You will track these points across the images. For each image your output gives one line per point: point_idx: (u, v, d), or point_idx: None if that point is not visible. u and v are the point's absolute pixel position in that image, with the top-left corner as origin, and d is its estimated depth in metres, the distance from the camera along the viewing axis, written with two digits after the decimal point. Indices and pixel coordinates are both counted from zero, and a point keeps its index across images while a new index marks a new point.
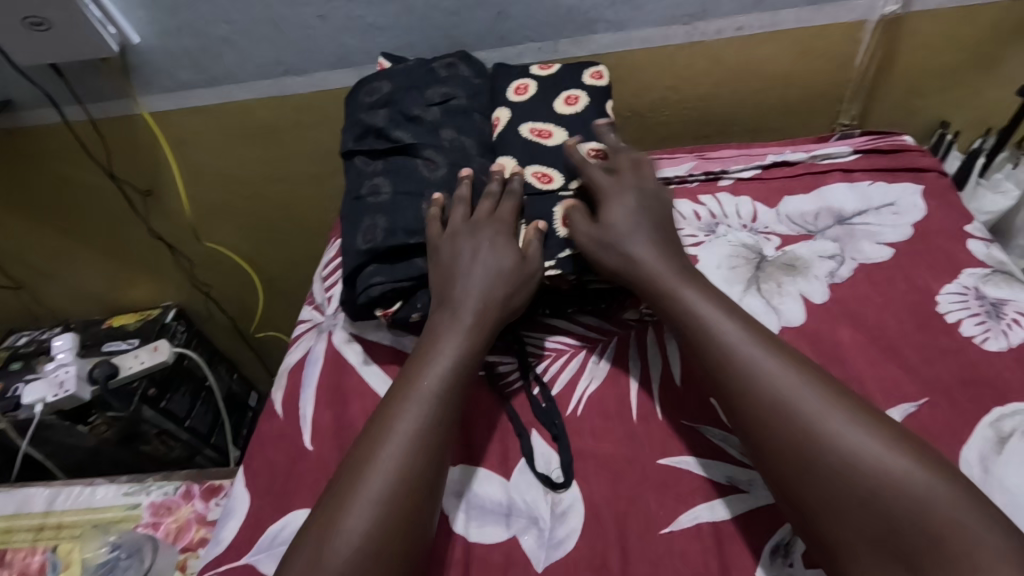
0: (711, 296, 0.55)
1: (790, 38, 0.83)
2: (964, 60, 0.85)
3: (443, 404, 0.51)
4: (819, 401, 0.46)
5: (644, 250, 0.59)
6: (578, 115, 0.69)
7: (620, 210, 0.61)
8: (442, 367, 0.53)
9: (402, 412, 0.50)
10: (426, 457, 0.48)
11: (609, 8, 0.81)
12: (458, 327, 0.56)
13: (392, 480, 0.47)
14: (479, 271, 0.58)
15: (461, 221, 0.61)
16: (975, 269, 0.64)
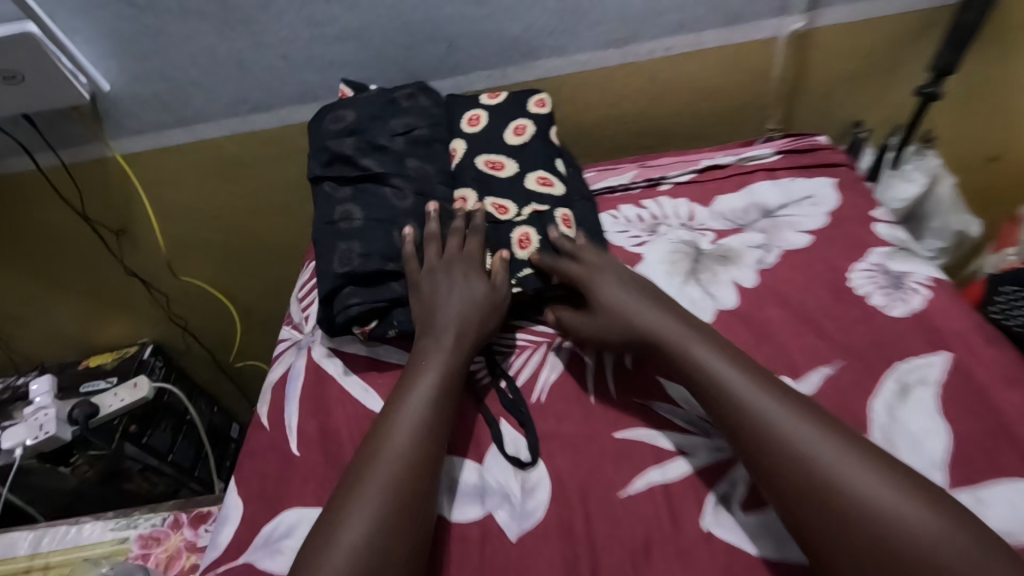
0: (688, 328, 0.59)
1: (712, 54, 0.93)
2: (868, 66, 0.96)
3: (432, 412, 0.57)
4: (784, 413, 0.50)
5: (645, 316, 0.61)
6: (526, 145, 0.78)
7: (604, 288, 0.65)
8: (430, 384, 0.59)
9: (395, 426, 0.56)
10: (418, 462, 0.54)
11: (549, 37, 0.90)
12: (441, 347, 0.62)
13: (390, 481, 0.52)
14: (455, 294, 0.65)
15: (435, 258, 0.67)
16: (882, 248, 0.72)
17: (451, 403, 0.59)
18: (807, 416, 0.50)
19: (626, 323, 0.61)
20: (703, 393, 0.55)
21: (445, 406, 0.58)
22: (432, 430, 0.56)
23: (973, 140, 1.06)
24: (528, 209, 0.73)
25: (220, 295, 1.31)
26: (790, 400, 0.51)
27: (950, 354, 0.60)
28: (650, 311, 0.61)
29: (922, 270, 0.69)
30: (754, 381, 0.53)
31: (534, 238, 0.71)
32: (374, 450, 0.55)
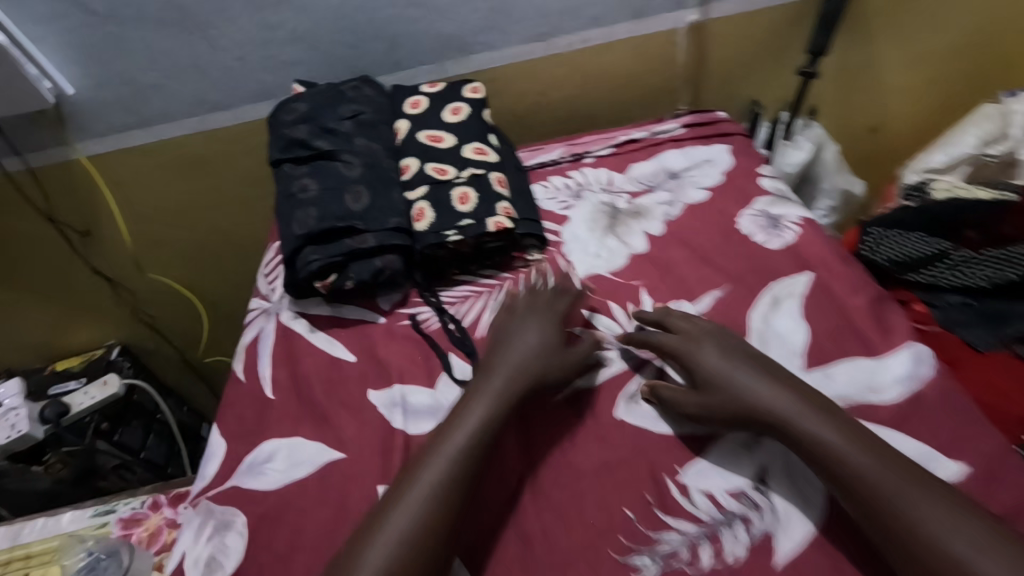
0: (771, 376, 0.59)
1: (623, 45, 1.06)
2: (757, 52, 1.11)
3: (466, 452, 0.57)
4: (862, 462, 0.52)
5: (759, 387, 0.58)
6: (461, 121, 0.89)
7: (702, 352, 0.62)
8: (469, 428, 0.59)
9: (428, 467, 0.57)
10: (445, 505, 0.55)
11: (479, 34, 1.02)
12: (493, 389, 0.62)
13: (411, 524, 0.53)
14: (520, 343, 0.66)
15: (511, 314, 0.70)
16: (763, 198, 0.86)
17: (489, 444, 0.59)
18: (879, 463, 0.52)
19: (733, 395, 0.59)
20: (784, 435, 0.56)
21: (483, 451, 0.58)
22: (462, 470, 0.57)
23: (852, 114, 1.24)
24: (466, 172, 0.84)
25: (188, 291, 1.37)
26: (866, 453, 0.52)
27: (813, 274, 0.74)
28: (753, 376, 0.59)
29: (795, 211, 0.83)
30: (830, 431, 0.54)
31: (472, 194, 0.81)
32: (406, 483, 0.56)
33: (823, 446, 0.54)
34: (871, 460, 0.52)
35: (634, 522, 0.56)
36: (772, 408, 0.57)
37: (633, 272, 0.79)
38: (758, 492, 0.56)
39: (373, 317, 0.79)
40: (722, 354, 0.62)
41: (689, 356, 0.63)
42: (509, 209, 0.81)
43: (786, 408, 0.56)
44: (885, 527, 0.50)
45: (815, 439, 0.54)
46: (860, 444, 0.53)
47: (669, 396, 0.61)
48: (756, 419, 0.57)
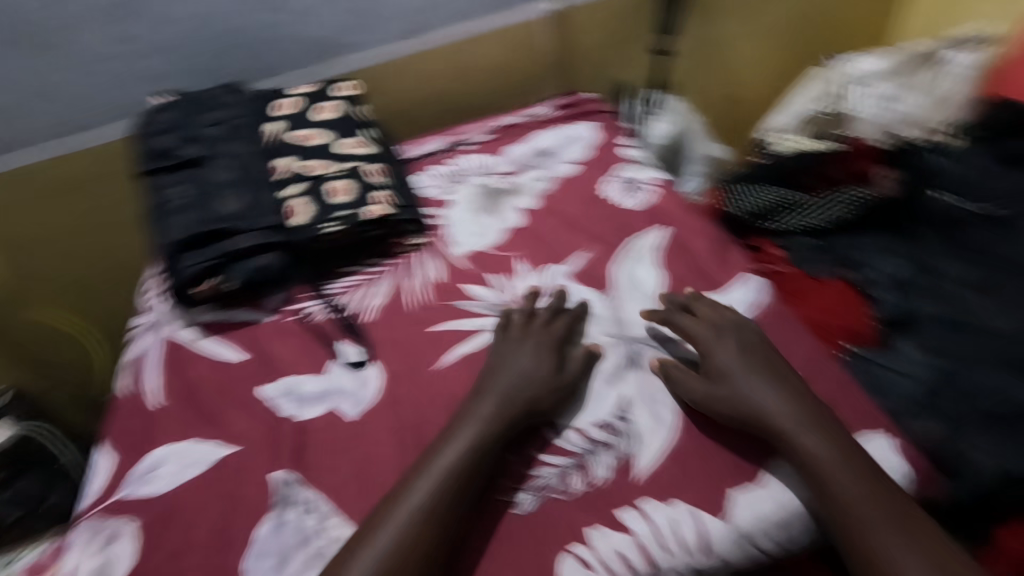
0: (776, 387, 0.60)
1: (491, 38, 1.12)
2: (610, 37, 1.22)
3: (455, 477, 0.55)
4: (844, 482, 0.54)
5: (763, 394, 0.59)
6: (332, 119, 0.92)
7: (718, 354, 0.63)
8: (460, 450, 0.57)
9: (418, 485, 0.55)
10: (429, 528, 0.53)
11: (345, 35, 1.05)
12: (481, 414, 0.60)
13: (393, 547, 0.52)
14: (518, 359, 0.65)
15: (515, 330, 0.69)
16: (622, 165, 0.94)
17: (486, 466, 0.57)
18: (858, 478, 0.54)
19: (741, 397, 0.60)
20: (781, 444, 0.57)
21: (477, 472, 0.57)
22: (454, 492, 0.55)
23: (708, 87, 1.36)
24: (340, 166, 0.87)
25: (60, 330, 1.18)
26: (851, 473, 0.54)
27: (668, 228, 0.81)
28: (762, 383, 0.60)
29: (649, 174, 0.91)
30: (822, 446, 0.55)
31: (347, 187, 0.84)
32: (394, 499, 0.55)
33: (814, 460, 0.55)
34: (853, 475, 0.54)
35: (513, 463, 0.61)
36: (777, 411, 0.58)
37: (510, 244, 0.84)
38: (620, 421, 0.63)
39: (259, 317, 0.80)
40: (739, 356, 0.62)
41: (710, 357, 0.64)
42: (387, 197, 0.85)
43: (790, 417, 0.57)
44: (847, 538, 0.52)
45: (809, 447, 0.56)
46: (849, 459, 0.55)
47: (677, 381, 0.64)
48: (757, 424, 0.58)
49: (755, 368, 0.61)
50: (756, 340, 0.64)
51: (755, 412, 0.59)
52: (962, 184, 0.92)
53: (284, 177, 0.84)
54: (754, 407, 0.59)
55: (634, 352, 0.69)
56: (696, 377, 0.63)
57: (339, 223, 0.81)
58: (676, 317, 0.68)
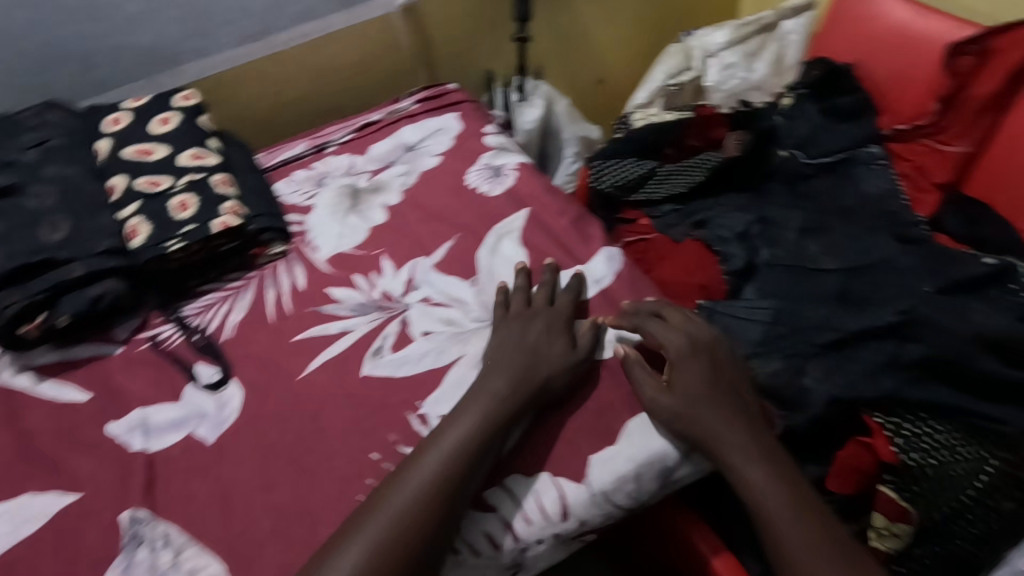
0: (732, 416, 0.59)
1: (344, 36, 1.10)
2: (472, 26, 1.22)
3: (462, 461, 0.55)
4: (785, 525, 0.54)
5: (717, 423, 0.58)
6: (172, 131, 0.86)
7: (684, 374, 0.61)
8: (471, 427, 0.57)
9: (427, 460, 0.55)
10: (433, 505, 0.53)
11: (184, 42, 1.00)
12: (492, 392, 0.59)
13: (397, 520, 0.52)
14: (531, 334, 0.64)
15: (522, 308, 0.68)
16: (488, 152, 0.94)
17: (492, 448, 0.57)
18: (801, 520, 0.55)
19: (696, 424, 0.59)
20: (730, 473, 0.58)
21: (483, 453, 0.56)
22: (458, 472, 0.55)
23: (577, 70, 1.40)
24: (184, 180, 0.82)
25: None
26: (791, 513, 0.55)
27: (528, 209, 0.83)
28: (720, 414, 0.59)
29: (512, 159, 0.92)
30: (766, 483, 0.56)
31: (192, 200, 0.80)
32: (397, 481, 0.55)
33: (756, 494, 0.56)
34: (797, 516, 0.55)
35: (380, 462, 0.60)
36: (733, 446, 0.58)
37: (374, 242, 0.83)
38: None
39: (108, 350, 0.74)
40: (704, 384, 0.60)
41: (679, 374, 0.61)
42: (235, 208, 0.80)
43: (740, 451, 0.58)
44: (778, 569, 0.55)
45: (754, 484, 0.56)
46: (794, 501, 0.56)
47: (634, 382, 0.62)
48: (708, 452, 0.59)
49: (716, 396, 0.60)
50: (721, 358, 0.62)
51: (710, 439, 0.58)
52: (801, 142, 1.00)
53: (119, 197, 0.79)
54: (708, 435, 0.58)
55: None
56: (656, 387, 0.61)
57: (184, 238, 0.77)
58: (648, 322, 0.65)
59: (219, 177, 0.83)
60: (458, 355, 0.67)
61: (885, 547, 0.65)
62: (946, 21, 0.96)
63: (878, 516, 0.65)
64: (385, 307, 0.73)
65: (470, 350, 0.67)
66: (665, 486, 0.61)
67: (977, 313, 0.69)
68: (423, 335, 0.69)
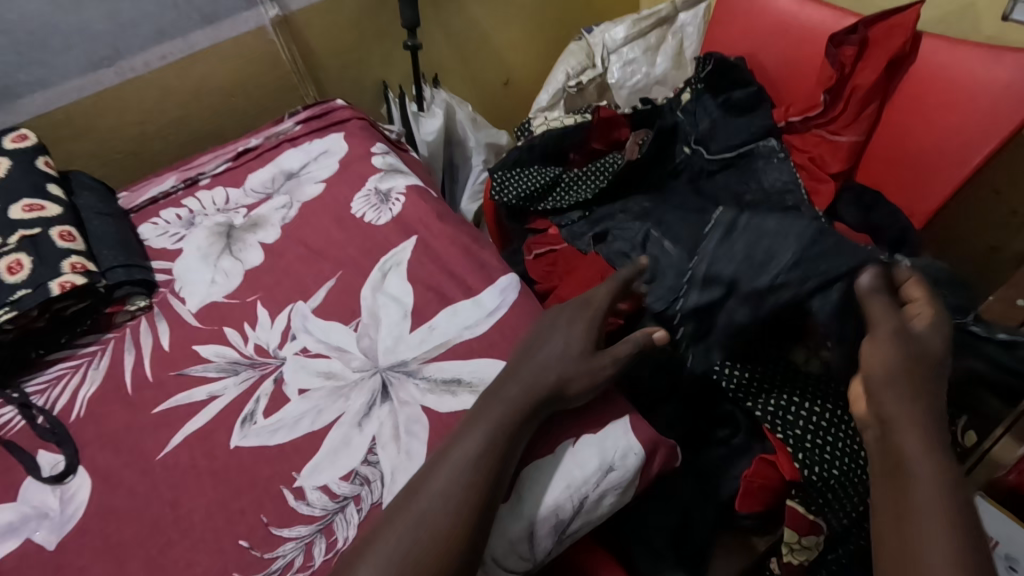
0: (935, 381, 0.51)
1: (210, 54, 1.01)
2: (358, 34, 1.13)
3: (477, 472, 0.50)
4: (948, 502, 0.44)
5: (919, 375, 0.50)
6: (0, 179, 0.76)
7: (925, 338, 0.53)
8: (482, 437, 0.51)
9: (441, 471, 0.51)
10: (461, 515, 0.48)
11: (18, 71, 0.88)
12: (502, 397, 0.54)
13: (411, 549, 0.47)
14: (550, 341, 0.58)
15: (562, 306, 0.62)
16: (376, 175, 0.87)
17: (503, 456, 0.51)
18: (945, 511, 0.43)
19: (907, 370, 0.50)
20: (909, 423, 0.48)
21: (500, 462, 0.51)
22: (476, 486, 0.49)
23: (479, 73, 1.34)
24: (15, 236, 0.72)
25: None
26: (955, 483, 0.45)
27: (416, 237, 0.77)
28: (927, 374, 0.51)
29: (401, 181, 0.86)
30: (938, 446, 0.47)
31: (26, 260, 0.70)
32: (415, 490, 0.50)
33: (930, 449, 0.47)
34: (941, 505, 0.44)
35: (248, 550, 0.53)
36: (920, 410, 0.49)
37: (249, 288, 0.75)
38: (368, 466, 0.57)
39: None
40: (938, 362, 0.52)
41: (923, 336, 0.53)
42: (80, 263, 0.71)
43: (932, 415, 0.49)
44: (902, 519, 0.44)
45: (917, 456, 0.47)
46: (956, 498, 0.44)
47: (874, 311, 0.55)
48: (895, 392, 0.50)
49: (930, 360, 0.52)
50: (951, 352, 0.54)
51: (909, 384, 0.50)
52: (705, 138, 0.96)
53: None
54: (909, 380, 0.50)
55: (384, 382, 0.62)
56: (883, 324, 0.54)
57: (15, 305, 0.67)
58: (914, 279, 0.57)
59: (61, 229, 0.73)
60: (338, 414, 0.60)
61: (798, 560, 0.64)
62: (828, 10, 0.96)
63: (789, 531, 0.63)
64: (258, 362, 0.66)
65: (352, 407, 0.61)
66: (561, 540, 0.53)
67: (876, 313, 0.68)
68: (300, 393, 0.63)
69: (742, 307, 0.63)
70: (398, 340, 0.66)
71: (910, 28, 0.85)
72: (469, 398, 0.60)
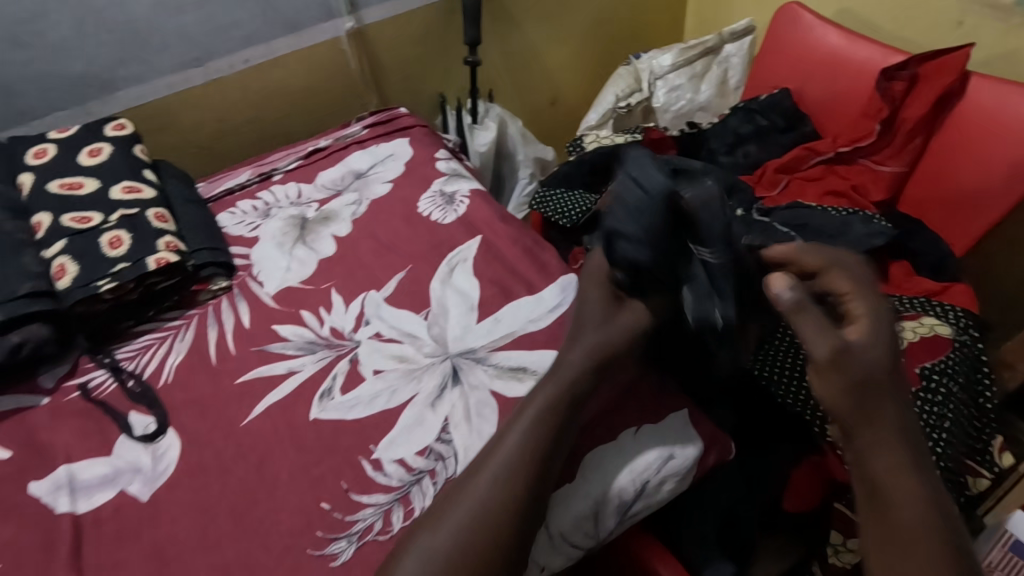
0: (893, 401, 0.54)
1: (289, 60, 1.08)
2: (423, 49, 1.21)
3: (540, 432, 0.53)
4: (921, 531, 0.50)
5: (870, 385, 0.54)
6: (102, 163, 0.82)
7: (872, 347, 0.55)
8: (548, 403, 0.54)
9: (511, 432, 0.54)
10: (525, 471, 0.51)
11: (118, 67, 0.95)
12: (570, 363, 0.56)
13: (469, 521, 0.50)
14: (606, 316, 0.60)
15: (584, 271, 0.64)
16: (441, 178, 0.93)
17: (562, 419, 0.54)
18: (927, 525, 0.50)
19: (854, 397, 0.54)
20: (878, 440, 0.53)
21: (563, 422, 0.54)
22: (542, 444, 0.53)
23: (531, 91, 1.41)
24: (116, 215, 0.77)
25: None
26: (930, 493, 0.52)
27: (481, 237, 0.82)
28: (891, 393, 0.55)
29: (465, 185, 0.91)
30: (911, 465, 0.53)
31: (126, 236, 0.76)
32: (490, 451, 0.53)
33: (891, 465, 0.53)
34: (937, 544, 0.49)
35: (330, 511, 0.57)
36: (898, 446, 0.53)
37: (323, 276, 0.80)
38: (441, 443, 0.60)
39: (32, 401, 0.69)
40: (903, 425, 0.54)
41: (882, 386, 0.55)
42: (174, 243, 0.77)
43: (891, 431, 0.54)
44: (887, 537, 0.51)
45: (904, 493, 0.51)
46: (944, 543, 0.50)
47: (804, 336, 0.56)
48: (850, 417, 0.54)
49: (879, 357, 0.55)
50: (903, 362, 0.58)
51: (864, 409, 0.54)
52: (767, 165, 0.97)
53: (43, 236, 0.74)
54: (856, 402, 0.54)
55: (454, 366, 0.66)
56: (850, 374, 0.54)
57: (115, 279, 0.72)
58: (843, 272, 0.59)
59: (156, 211, 0.80)
60: (412, 394, 0.64)
61: (842, 563, 0.68)
62: (876, 47, 1.00)
63: (835, 533, 0.67)
64: (334, 343, 0.71)
65: (424, 388, 0.65)
66: (622, 521, 0.57)
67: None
68: (375, 373, 0.67)
69: (641, 246, 0.55)
70: (466, 330, 0.70)
71: (958, 68, 0.88)
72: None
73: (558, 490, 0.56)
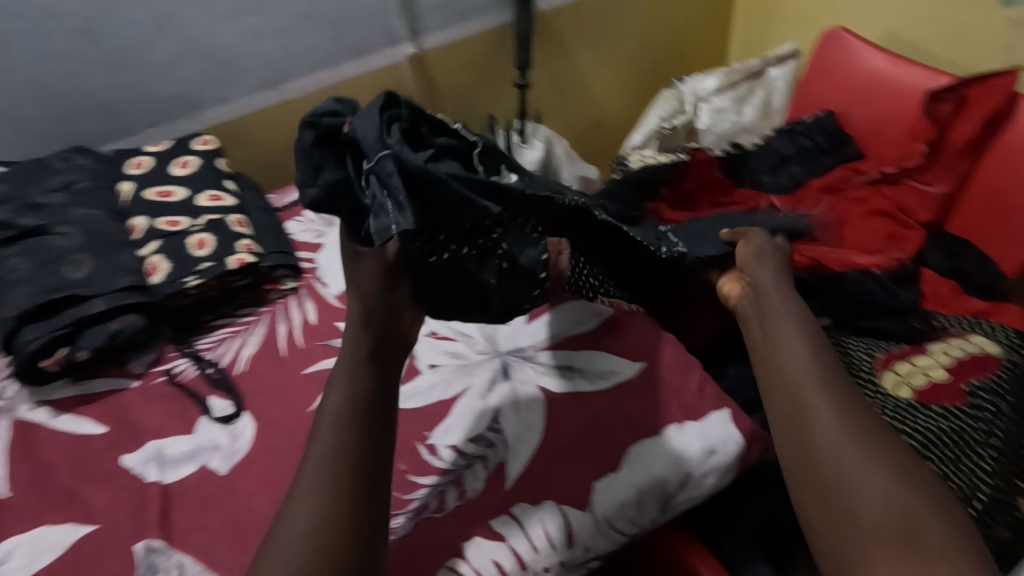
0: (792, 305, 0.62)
1: (354, 82, 1.16)
2: (477, 72, 1.28)
3: (343, 433, 0.51)
4: (818, 407, 0.53)
5: (778, 299, 0.62)
6: (192, 173, 0.91)
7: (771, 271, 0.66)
8: (340, 399, 0.53)
9: (322, 432, 0.52)
10: (340, 472, 0.49)
11: (205, 88, 1.05)
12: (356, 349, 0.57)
13: (313, 547, 0.46)
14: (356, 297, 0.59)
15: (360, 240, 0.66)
16: None
17: (357, 416, 0.53)
18: (821, 398, 0.53)
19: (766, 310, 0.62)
20: (777, 336, 0.59)
21: (366, 415, 0.53)
22: (342, 441, 0.51)
23: (577, 113, 1.46)
24: (202, 219, 0.86)
25: None
26: (821, 369, 0.56)
27: None
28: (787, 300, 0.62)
29: None
30: (805, 349, 0.57)
31: (209, 239, 0.84)
32: (303, 466, 0.50)
33: (783, 351, 0.58)
34: (837, 416, 0.52)
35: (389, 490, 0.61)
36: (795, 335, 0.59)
37: None
38: (493, 432, 0.64)
39: (123, 384, 0.76)
40: (802, 335, 0.58)
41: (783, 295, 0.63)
42: (250, 245, 0.85)
43: (788, 326, 0.60)
44: (790, 416, 0.54)
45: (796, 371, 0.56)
46: (844, 413, 0.52)
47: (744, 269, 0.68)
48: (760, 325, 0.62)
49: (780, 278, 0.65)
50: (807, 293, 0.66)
51: (771, 318, 0.61)
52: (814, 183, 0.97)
53: (139, 236, 0.83)
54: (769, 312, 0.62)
55: (504, 364, 0.70)
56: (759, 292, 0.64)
57: (199, 277, 0.80)
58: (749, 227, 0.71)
59: (236, 218, 0.88)
60: (464, 387, 0.68)
61: None
62: (923, 70, 1.02)
63: None
64: None
65: (476, 382, 0.69)
66: (664, 511, 0.61)
67: (813, 298, 0.86)
68: (429, 367, 0.71)
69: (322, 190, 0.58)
70: (513, 333, 0.73)
71: (1007, 89, 0.90)
72: (631, 370, 0.68)
73: (603, 479, 0.61)
